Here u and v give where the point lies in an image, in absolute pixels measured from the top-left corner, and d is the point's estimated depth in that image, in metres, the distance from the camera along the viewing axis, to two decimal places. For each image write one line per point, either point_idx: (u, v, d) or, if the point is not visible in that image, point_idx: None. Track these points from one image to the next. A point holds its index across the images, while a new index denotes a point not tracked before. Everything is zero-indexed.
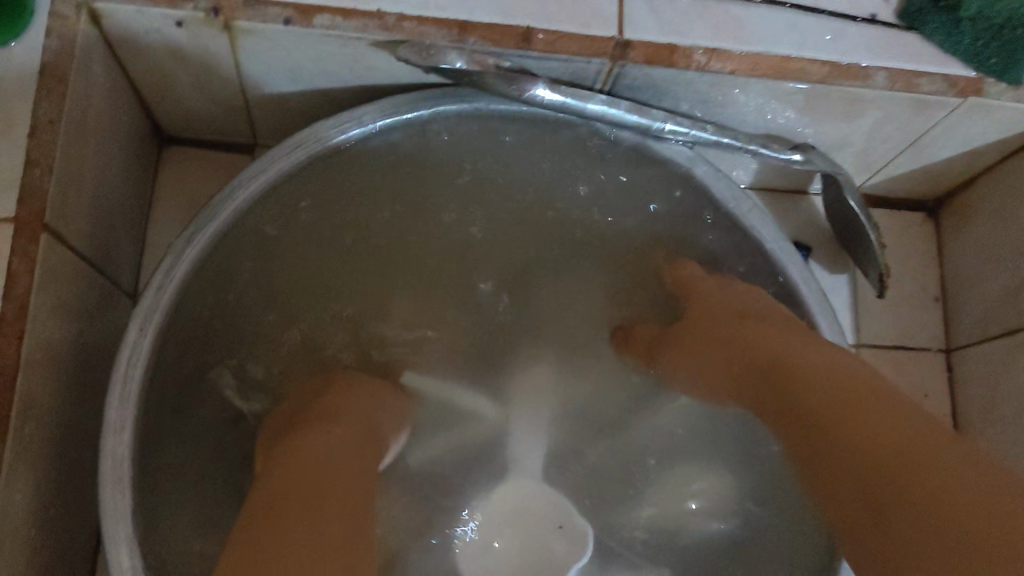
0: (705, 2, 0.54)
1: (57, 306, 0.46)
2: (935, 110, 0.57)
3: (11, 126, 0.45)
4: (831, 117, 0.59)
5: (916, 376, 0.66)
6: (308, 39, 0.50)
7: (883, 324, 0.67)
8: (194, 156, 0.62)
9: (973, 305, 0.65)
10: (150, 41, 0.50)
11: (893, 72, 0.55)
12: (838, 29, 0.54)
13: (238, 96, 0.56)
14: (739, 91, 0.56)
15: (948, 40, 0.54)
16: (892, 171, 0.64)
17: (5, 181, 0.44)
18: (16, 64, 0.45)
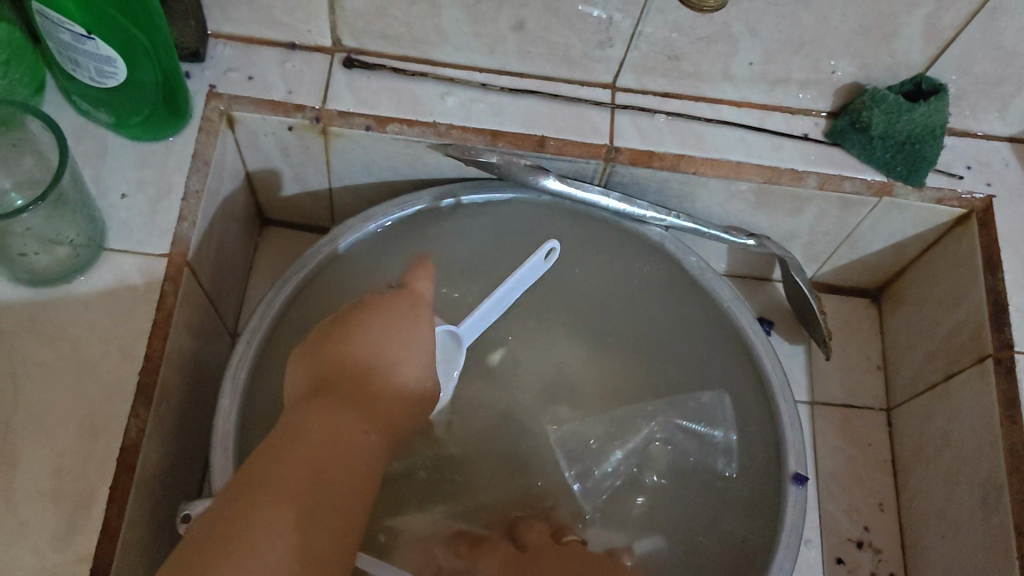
0: (676, 122, 0.71)
1: (185, 320, 0.63)
2: (859, 207, 0.73)
3: (169, 192, 0.63)
4: (781, 212, 0.74)
5: (861, 429, 0.79)
6: (381, 141, 0.69)
7: (832, 386, 0.81)
8: (286, 234, 0.81)
9: (906, 368, 0.79)
10: (267, 141, 0.70)
11: (822, 176, 0.71)
12: (777, 144, 0.71)
13: (325, 187, 0.76)
14: (704, 189, 0.72)
15: (863, 152, 0.70)
16: (835, 261, 0.81)
17: (162, 228, 0.62)
18: (177, 149, 0.65)
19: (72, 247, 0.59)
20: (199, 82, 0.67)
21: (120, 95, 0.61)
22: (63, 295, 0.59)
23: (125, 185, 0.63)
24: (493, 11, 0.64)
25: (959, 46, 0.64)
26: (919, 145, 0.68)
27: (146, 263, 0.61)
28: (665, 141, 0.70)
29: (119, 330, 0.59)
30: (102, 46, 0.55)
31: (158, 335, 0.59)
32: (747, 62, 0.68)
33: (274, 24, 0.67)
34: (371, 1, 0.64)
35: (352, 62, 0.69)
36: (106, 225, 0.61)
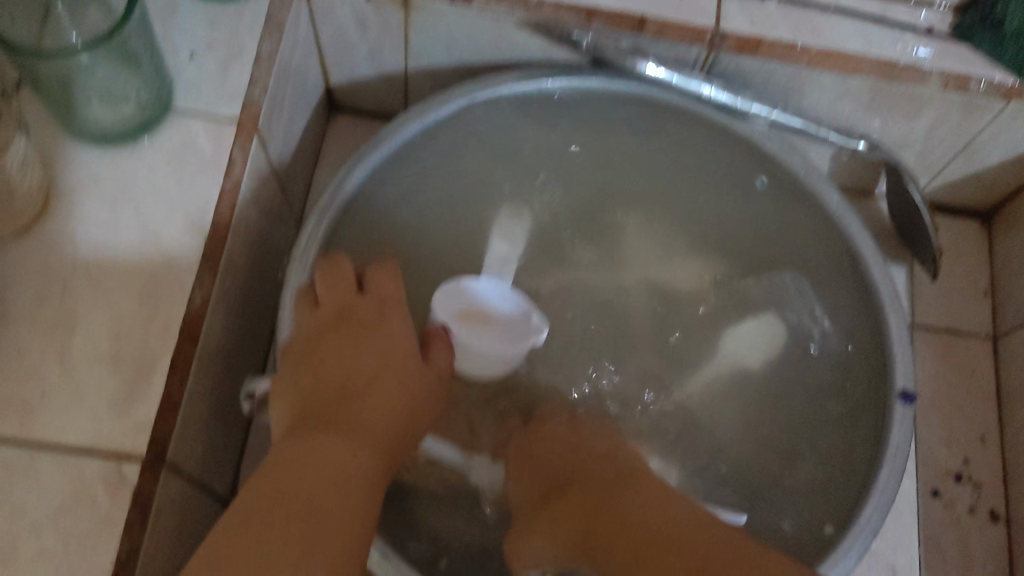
0: (790, 8, 0.64)
1: (252, 191, 0.59)
2: (984, 111, 0.66)
3: (240, 54, 0.59)
4: (896, 115, 0.68)
5: (964, 356, 0.73)
6: (466, 15, 0.64)
7: (934, 309, 0.75)
8: (356, 121, 0.77)
9: (1017, 294, 0.73)
10: (344, 11, 0.65)
11: (947, 74, 0.64)
12: (899, 36, 0.65)
13: (402, 68, 0.71)
14: (814, 84, 0.66)
15: (993, 50, 0.64)
16: (947, 175, 0.74)
17: (232, 91, 0.58)
18: (250, 10, 0.60)
19: (138, 104, 0.55)
20: None
21: None
22: (128, 155, 0.56)
23: (195, 44, 0.59)
24: None
25: None
26: None
27: (215, 127, 0.57)
28: (777, 28, 0.63)
29: (185, 195, 0.55)
30: None
31: (226, 203, 0.56)
32: None
33: None
34: None
35: None
36: (174, 85, 0.57)
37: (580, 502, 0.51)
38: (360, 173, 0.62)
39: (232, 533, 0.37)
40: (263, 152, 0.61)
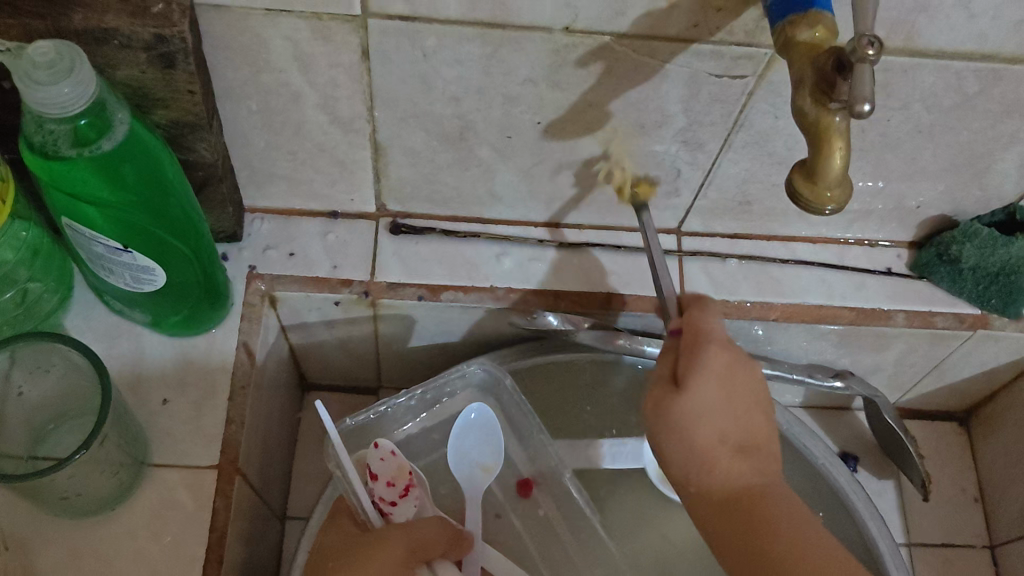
0: (750, 267, 0.66)
1: (237, 533, 0.58)
2: (952, 341, 0.67)
3: (214, 392, 0.58)
4: (866, 349, 0.69)
5: (965, 571, 0.73)
6: (436, 310, 0.64)
7: (928, 525, 0.75)
8: (329, 398, 0.76)
9: (1007, 503, 0.73)
10: (311, 317, 0.65)
11: (910, 314, 0.65)
12: (859, 282, 0.66)
13: (372, 353, 0.70)
14: (783, 333, 0.67)
15: (953, 285, 0.65)
16: (921, 389, 0.75)
17: (209, 435, 0.57)
18: (219, 342, 0.60)
19: (115, 471, 0.54)
20: (237, 264, 0.62)
21: (161, 297, 0.55)
22: (105, 523, 0.54)
23: (166, 388, 0.58)
24: (550, 171, 0.60)
25: None
26: (1017, 277, 0.63)
27: (193, 478, 0.56)
28: (739, 289, 0.65)
29: (172, 559, 0.53)
30: (138, 258, 0.50)
31: (213, 562, 0.53)
32: None
33: (315, 195, 0.62)
34: (420, 170, 0.60)
35: (400, 227, 0.64)
36: (146, 439, 0.56)
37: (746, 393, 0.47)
38: (344, 490, 0.60)
39: None
40: (244, 486, 0.59)
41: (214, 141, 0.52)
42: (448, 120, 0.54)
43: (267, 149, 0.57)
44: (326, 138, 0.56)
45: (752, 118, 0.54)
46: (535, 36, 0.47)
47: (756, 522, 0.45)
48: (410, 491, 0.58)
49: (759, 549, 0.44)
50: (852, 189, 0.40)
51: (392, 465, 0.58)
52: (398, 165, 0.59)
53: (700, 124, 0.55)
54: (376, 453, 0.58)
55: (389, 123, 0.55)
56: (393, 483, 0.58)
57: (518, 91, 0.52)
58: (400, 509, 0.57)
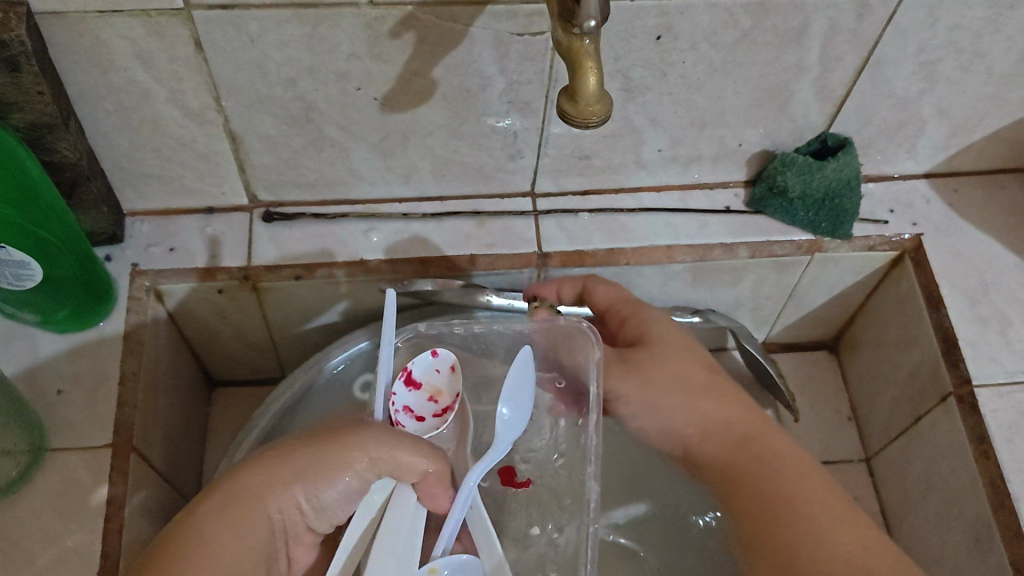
0: (601, 217, 0.72)
1: (142, 508, 0.62)
2: (795, 267, 0.73)
3: (106, 379, 0.63)
4: (721, 285, 0.75)
5: (845, 483, 0.79)
6: (313, 287, 0.69)
7: (807, 445, 0.80)
8: (240, 393, 0.80)
9: (874, 415, 0.79)
10: (199, 307, 0.70)
11: (752, 245, 0.71)
12: (701, 221, 0.72)
13: (268, 341, 0.75)
14: (639, 277, 0.73)
15: (787, 215, 0.71)
16: (785, 321, 0.81)
17: (103, 417, 0.61)
18: (108, 335, 0.64)
19: (9, 455, 0.58)
20: (121, 263, 0.67)
21: (42, 292, 0.60)
22: (9, 508, 0.58)
23: (61, 380, 0.63)
24: (399, 145, 0.65)
25: (855, 100, 0.66)
26: (838, 199, 0.70)
27: (91, 457, 0.60)
28: (592, 238, 0.71)
29: (73, 532, 0.57)
30: (11, 252, 0.54)
31: (113, 531, 0.57)
32: (656, 148, 0.69)
33: (189, 192, 0.68)
34: (279, 156, 0.65)
35: (272, 214, 0.70)
36: (43, 426, 0.61)
37: (734, 443, 0.60)
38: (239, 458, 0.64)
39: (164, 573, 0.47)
40: (144, 464, 0.63)
41: (73, 140, 0.58)
42: (291, 103, 0.60)
43: (132, 150, 0.62)
44: (184, 132, 0.61)
45: (564, 72, 0.60)
46: (346, 13, 0.53)
47: (750, 483, 0.57)
48: (445, 413, 0.64)
49: (751, 495, 0.57)
50: (612, 103, 0.47)
51: (448, 377, 0.65)
52: (257, 153, 0.64)
53: (519, 83, 0.61)
54: (434, 363, 0.65)
55: (238, 112, 0.60)
56: (434, 399, 0.65)
57: (345, 67, 0.57)
58: (438, 422, 0.64)
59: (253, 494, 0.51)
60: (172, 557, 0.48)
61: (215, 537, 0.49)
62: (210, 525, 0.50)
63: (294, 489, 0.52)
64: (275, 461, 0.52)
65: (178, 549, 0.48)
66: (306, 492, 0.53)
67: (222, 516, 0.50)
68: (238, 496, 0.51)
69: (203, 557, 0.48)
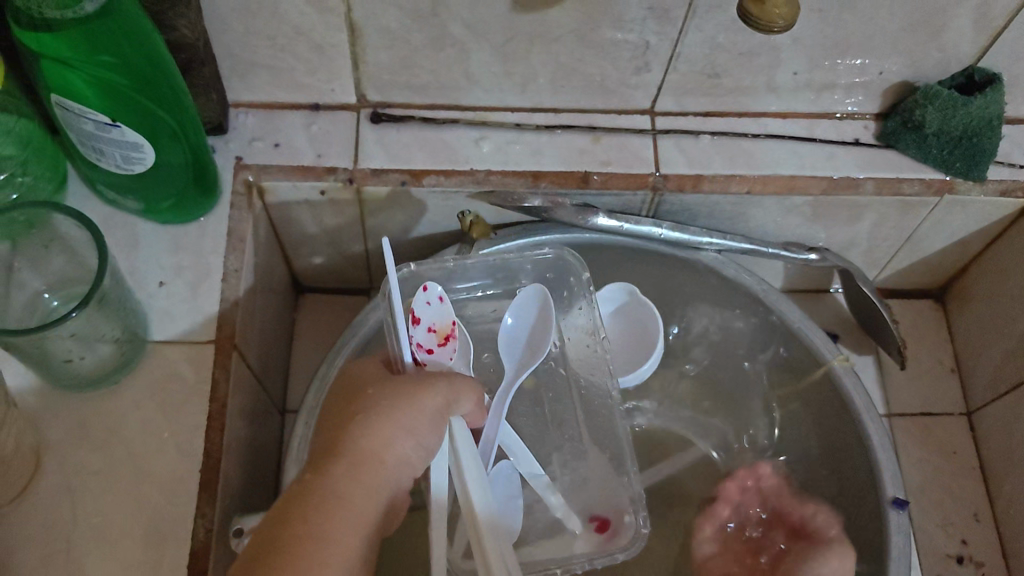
0: (722, 142, 0.68)
1: (240, 409, 0.60)
2: (921, 208, 0.70)
3: (208, 274, 0.61)
4: (838, 222, 0.71)
5: (944, 436, 0.76)
6: (419, 196, 0.66)
7: (907, 395, 0.77)
8: (327, 300, 0.78)
9: (981, 369, 0.76)
10: (298, 208, 0.67)
11: (880, 181, 0.67)
12: (828, 153, 0.68)
13: (362, 249, 0.73)
14: (757, 208, 0.69)
15: (919, 152, 0.67)
16: (895, 265, 0.78)
17: (205, 312, 0.59)
18: (210, 229, 0.62)
19: (117, 343, 0.56)
20: (224, 156, 0.64)
21: (149, 178, 0.58)
22: (110, 398, 0.56)
23: (162, 272, 0.60)
24: (523, 48, 0.62)
25: (1014, 32, 0.61)
26: (978, 138, 0.65)
27: (192, 352, 0.58)
28: (713, 163, 0.67)
29: (174, 426, 0.56)
30: (127, 132, 0.53)
31: (215, 428, 0.56)
32: (791, 71, 0.65)
33: (297, 86, 0.64)
34: (396, 53, 0.61)
35: (380, 116, 0.66)
36: (147, 317, 0.59)
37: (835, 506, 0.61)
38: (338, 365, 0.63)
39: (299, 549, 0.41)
40: (242, 364, 0.61)
41: (193, 18, 0.55)
42: None
43: (246, 35, 0.59)
44: (303, 19, 0.58)
45: None
46: None
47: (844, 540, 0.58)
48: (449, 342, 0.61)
49: None
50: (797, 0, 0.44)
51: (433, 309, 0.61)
52: (375, 48, 0.61)
53: None
54: (425, 297, 0.60)
55: (362, 1, 0.56)
56: (435, 329, 0.61)
57: None
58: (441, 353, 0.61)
59: (363, 454, 0.46)
60: (309, 526, 0.42)
61: (350, 498, 0.44)
62: (326, 490, 0.44)
63: (398, 440, 0.47)
64: (368, 415, 0.47)
65: (314, 525, 0.42)
66: (399, 444, 0.47)
67: (353, 479, 0.45)
68: (351, 458, 0.46)
69: (335, 521, 0.43)
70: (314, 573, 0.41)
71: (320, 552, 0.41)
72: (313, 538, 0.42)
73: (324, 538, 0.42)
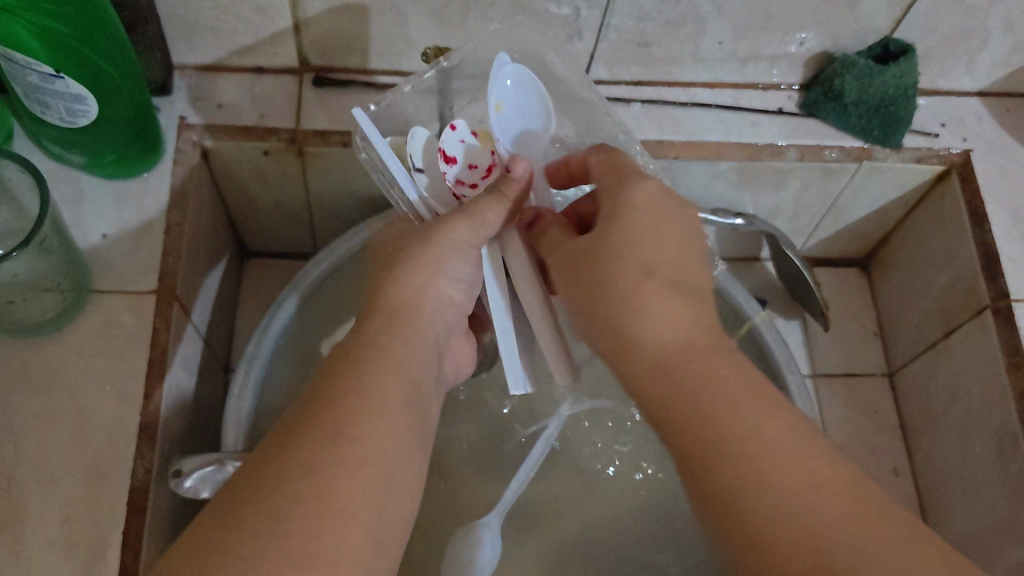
0: (652, 109, 0.71)
1: (182, 359, 0.62)
2: (840, 175, 0.73)
3: (152, 228, 0.62)
4: (764, 188, 0.75)
5: (866, 396, 0.79)
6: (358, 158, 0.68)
7: (832, 357, 0.81)
8: (271, 263, 0.80)
9: (901, 332, 0.80)
10: (242, 170, 0.69)
11: (801, 148, 0.71)
12: (753, 120, 0.71)
13: (305, 211, 0.75)
14: (686, 173, 0.72)
15: (839, 120, 0.71)
16: (821, 233, 0.81)
17: (147, 265, 0.61)
18: (154, 185, 0.64)
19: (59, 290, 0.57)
20: (169, 115, 0.66)
21: (93, 133, 0.59)
22: (53, 343, 0.58)
23: (106, 225, 0.62)
24: (459, 13, 0.64)
25: (924, 5, 0.65)
26: (894, 107, 0.69)
27: (135, 302, 0.60)
28: (643, 129, 0.70)
29: (118, 372, 0.57)
30: (72, 84, 0.55)
31: (156, 374, 0.57)
32: (716, 40, 0.68)
33: (240, 49, 0.66)
34: (337, 16, 0.64)
35: (322, 80, 0.68)
36: (88, 268, 0.60)
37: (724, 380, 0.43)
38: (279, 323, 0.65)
39: (335, 412, 0.41)
40: (185, 316, 0.63)
41: None
42: None
43: None
44: None
45: None
46: None
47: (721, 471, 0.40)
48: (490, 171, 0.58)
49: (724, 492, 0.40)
50: None
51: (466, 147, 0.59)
52: (315, 12, 0.63)
53: None
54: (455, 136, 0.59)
55: None
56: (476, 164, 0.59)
57: None
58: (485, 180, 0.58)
59: (410, 300, 0.48)
60: (359, 381, 0.43)
61: (395, 349, 0.45)
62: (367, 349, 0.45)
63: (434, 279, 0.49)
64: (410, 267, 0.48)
65: (353, 385, 0.42)
66: (433, 290, 0.49)
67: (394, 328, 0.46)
68: (395, 312, 0.47)
69: (383, 376, 0.43)
70: (356, 403, 0.42)
71: (348, 415, 0.41)
72: (358, 374, 0.43)
73: (381, 385, 0.43)
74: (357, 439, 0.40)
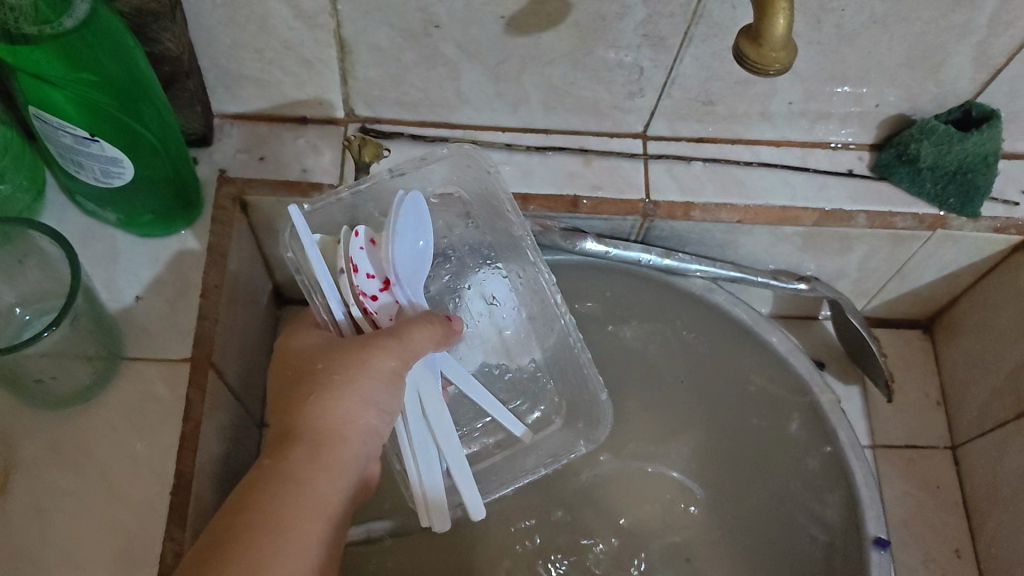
0: (714, 168, 0.67)
1: (215, 430, 0.59)
2: (912, 242, 0.69)
3: (189, 290, 0.59)
4: (829, 252, 0.71)
5: (928, 471, 0.75)
6: None
7: (892, 427, 0.77)
8: None
9: (967, 403, 0.75)
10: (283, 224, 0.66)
11: (872, 214, 0.66)
12: (820, 182, 0.67)
13: None
14: (747, 237, 0.68)
15: (912, 185, 0.66)
16: (885, 296, 0.77)
17: (183, 330, 0.58)
18: (191, 243, 0.61)
19: (90, 361, 0.55)
20: (208, 168, 0.63)
21: (128, 193, 0.57)
22: (82, 415, 0.55)
23: (140, 287, 0.59)
24: (516, 70, 0.60)
25: (1013, 70, 0.61)
26: (972, 174, 0.64)
27: (169, 371, 0.57)
28: (704, 190, 0.66)
29: (149, 448, 0.55)
30: (106, 147, 0.52)
31: (188, 451, 0.54)
32: (787, 100, 0.64)
33: (284, 99, 0.63)
34: (386, 70, 0.60)
35: (368, 131, 0.65)
36: (122, 333, 0.58)
37: None
38: None
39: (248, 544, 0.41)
40: (220, 381, 0.60)
41: (178, 32, 0.54)
42: (411, 14, 0.55)
43: (233, 48, 0.58)
44: (293, 35, 0.56)
45: (711, 9, 0.55)
46: None
47: None
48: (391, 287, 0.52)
49: None
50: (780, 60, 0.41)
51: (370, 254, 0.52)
52: (364, 65, 0.60)
53: (660, 16, 0.55)
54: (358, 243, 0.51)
55: (353, 19, 0.55)
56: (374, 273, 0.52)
57: None
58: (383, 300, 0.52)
59: (331, 429, 0.47)
60: (275, 525, 0.42)
61: (313, 482, 0.45)
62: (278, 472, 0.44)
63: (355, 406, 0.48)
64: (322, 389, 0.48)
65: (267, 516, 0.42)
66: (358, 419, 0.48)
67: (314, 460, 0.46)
68: (313, 439, 0.47)
69: (296, 513, 0.43)
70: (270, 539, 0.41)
71: (262, 552, 0.41)
72: (274, 503, 0.43)
73: (291, 523, 0.43)
74: (252, 573, 0.40)
